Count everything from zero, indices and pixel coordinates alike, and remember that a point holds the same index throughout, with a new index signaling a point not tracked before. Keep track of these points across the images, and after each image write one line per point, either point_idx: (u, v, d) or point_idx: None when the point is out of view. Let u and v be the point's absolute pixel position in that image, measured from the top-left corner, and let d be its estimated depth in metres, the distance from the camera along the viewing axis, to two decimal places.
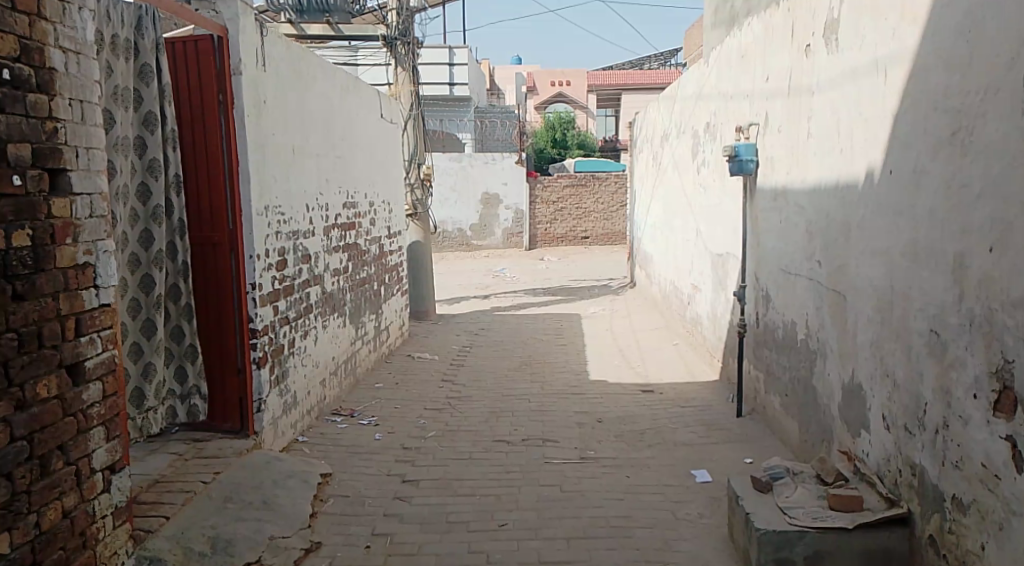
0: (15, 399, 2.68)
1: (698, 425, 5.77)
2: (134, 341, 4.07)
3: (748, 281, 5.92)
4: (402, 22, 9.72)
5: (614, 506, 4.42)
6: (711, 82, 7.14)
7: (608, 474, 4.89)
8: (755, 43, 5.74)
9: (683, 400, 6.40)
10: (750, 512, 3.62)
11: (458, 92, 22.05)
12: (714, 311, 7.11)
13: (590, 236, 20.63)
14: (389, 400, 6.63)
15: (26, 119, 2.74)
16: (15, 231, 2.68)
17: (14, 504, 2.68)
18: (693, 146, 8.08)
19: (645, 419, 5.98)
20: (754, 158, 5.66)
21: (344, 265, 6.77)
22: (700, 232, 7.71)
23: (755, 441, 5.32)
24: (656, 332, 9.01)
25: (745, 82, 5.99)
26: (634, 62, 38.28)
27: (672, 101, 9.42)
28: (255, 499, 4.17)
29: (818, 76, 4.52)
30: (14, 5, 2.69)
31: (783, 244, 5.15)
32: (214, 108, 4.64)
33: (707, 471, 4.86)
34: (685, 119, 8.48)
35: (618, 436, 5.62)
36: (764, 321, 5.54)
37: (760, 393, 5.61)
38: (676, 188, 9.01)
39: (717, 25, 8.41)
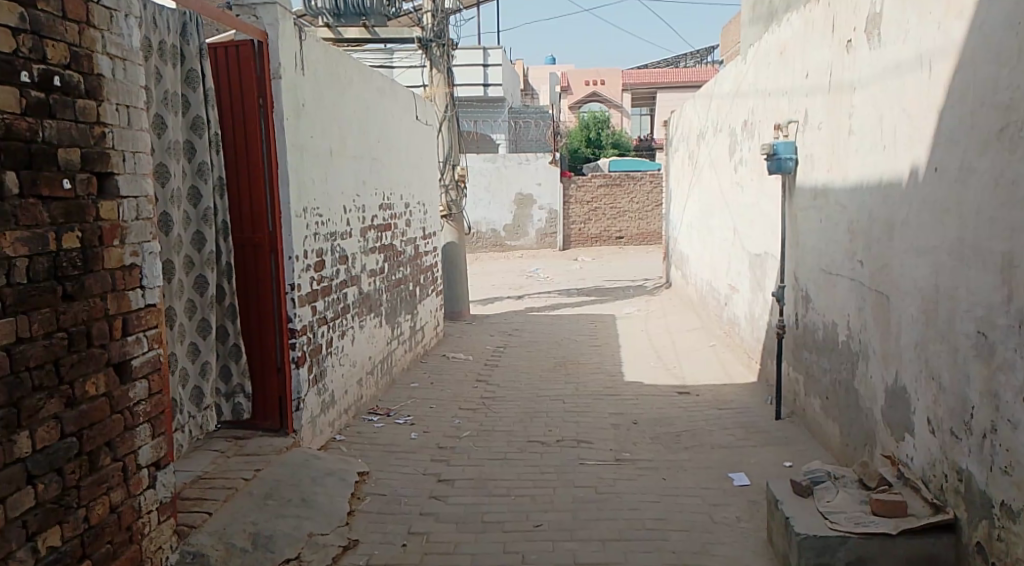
0: (65, 396, 2.75)
1: (736, 427, 5.74)
2: (191, 341, 4.17)
3: (787, 281, 5.87)
4: (438, 24, 9.79)
5: (651, 508, 4.42)
6: (749, 79, 7.10)
7: (644, 477, 4.88)
8: (794, 40, 5.70)
9: (720, 402, 6.38)
10: (790, 517, 3.61)
11: (492, 93, 22.13)
12: (752, 312, 7.06)
13: (625, 236, 20.53)
14: (424, 400, 6.69)
15: (76, 125, 2.82)
16: (66, 233, 2.76)
17: (65, 498, 2.76)
18: (730, 145, 8.04)
19: (681, 421, 5.96)
20: (794, 156, 5.60)
21: (380, 266, 6.84)
22: (738, 232, 7.65)
23: (794, 444, 5.28)
24: (692, 333, 8.97)
25: (784, 79, 5.94)
26: (669, 61, 38.11)
27: (707, 99, 9.37)
28: (294, 496, 4.24)
29: (860, 71, 4.48)
30: (64, 13, 2.77)
31: (824, 244, 5.10)
32: (254, 111, 4.72)
33: (744, 474, 4.84)
34: (722, 117, 8.44)
35: (654, 438, 5.61)
36: (804, 322, 5.49)
37: (800, 395, 5.57)
38: (713, 187, 8.97)
39: (755, 21, 8.36)
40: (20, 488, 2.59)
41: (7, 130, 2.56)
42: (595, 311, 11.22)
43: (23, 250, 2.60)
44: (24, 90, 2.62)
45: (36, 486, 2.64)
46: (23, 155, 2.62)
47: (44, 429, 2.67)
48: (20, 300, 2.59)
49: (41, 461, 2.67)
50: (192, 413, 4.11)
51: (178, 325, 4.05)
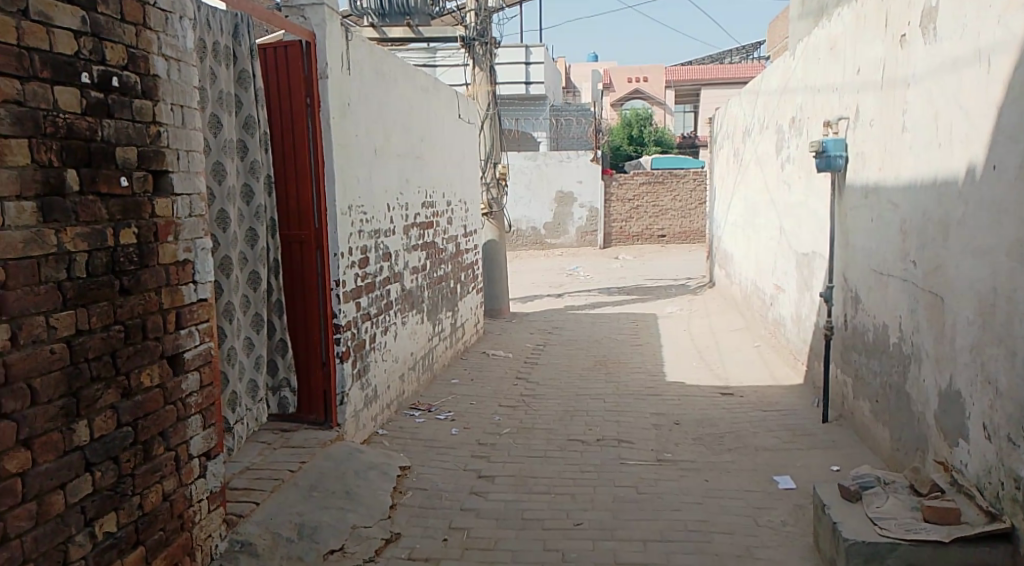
0: (122, 386, 2.83)
1: (781, 429, 5.70)
2: (247, 336, 4.29)
3: (836, 281, 5.81)
4: (480, 22, 9.87)
5: (693, 510, 4.41)
6: (798, 75, 7.03)
7: (687, 478, 4.88)
8: (845, 35, 5.64)
9: (764, 404, 6.33)
10: (838, 521, 3.58)
11: (534, 91, 22.18)
12: (798, 313, 7.00)
13: (667, 234, 20.39)
14: (465, 396, 6.75)
15: (134, 124, 2.90)
16: (123, 229, 2.83)
17: (120, 486, 2.83)
18: (778, 141, 7.97)
19: (724, 422, 5.93)
20: (843, 154, 5.54)
21: (422, 263, 6.91)
22: (785, 231, 7.57)
23: (841, 447, 5.22)
24: (735, 333, 8.92)
25: (834, 74, 5.88)
26: (714, 57, 37.77)
27: (754, 95, 9.29)
28: (339, 489, 4.33)
29: (914, 67, 4.42)
30: (123, 16, 2.85)
31: (875, 243, 5.05)
32: (302, 110, 4.81)
33: (790, 477, 4.81)
34: (769, 114, 8.36)
35: (697, 439, 5.60)
36: (853, 323, 5.44)
37: (848, 398, 5.51)
38: (759, 186, 8.88)
39: (804, 16, 8.26)
40: (80, 474, 2.66)
41: (68, 129, 2.63)
42: (636, 310, 11.19)
43: (82, 246, 2.66)
44: (84, 91, 2.69)
45: (94, 473, 2.71)
46: (84, 153, 2.68)
47: (102, 418, 2.74)
48: (80, 293, 2.65)
49: (99, 449, 2.73)
50: (247, 406, 4.23)
51: (236, 320, 4.15)
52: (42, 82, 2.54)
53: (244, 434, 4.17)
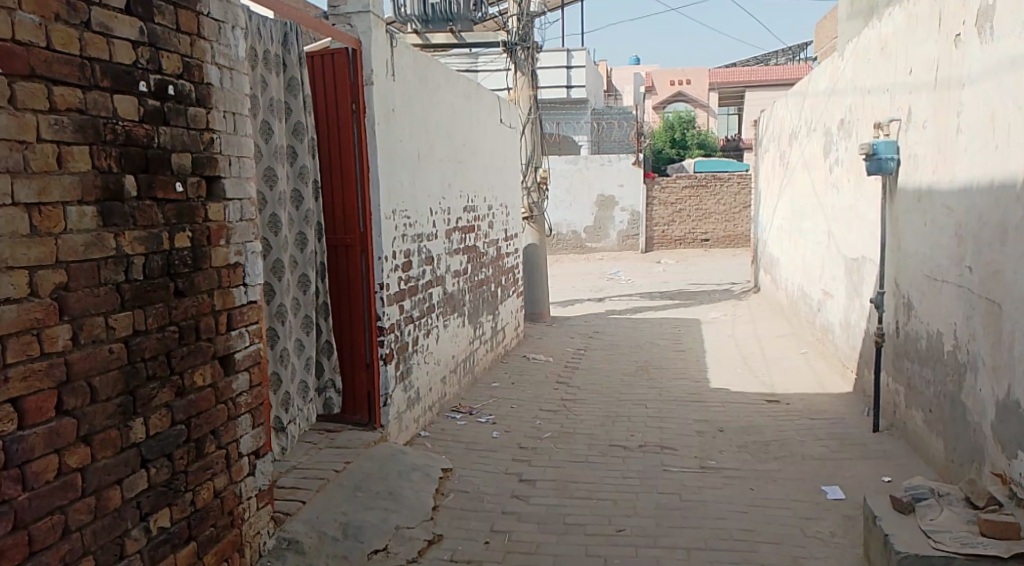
0: (176, 386, 2.91)
1: (829, 438, 5.64)
2: (298, 338, 4.38)
3: (887, 288, 5.74)
4: (522, 27, 9.92)
5: (738, 518, 4.40)
6: (847, 76, 6.95)
7: (731, 486, 4.85)
8: (896, 35, 5.58)
9: (811, 412, 6.28)
10: (891, 534, 3.54)
11: (576, 95, 22.22)
12: (848, 320, 6.92)
13: (711, 238, 20.14)
14: (507, 400, 6.80)
15: (188, 131, 2.98)
16: (178, 233, 2.91)
17: (174, 482, 2.92)
18: (826, 144, 7.90)
19: (770, 430, 5.89)
20: (895, 156, 5.47)
21: (464, 267, 6.97)
22: (834, 235, 7.50)
23: (892, 458, 5.15)
24: (781, 340, 8.83)
25: (885, 75, 5.81)
26: (760, 59, 37.43)
27: (801, 97, 9.21)
28: (382, 489, 4.39)
29: (969, 67, 4.36)
30: (178, 27, 2.94)
31: (928, 247, 4.99)
32: (348, 116, 4.89)
33: (839, 488, 4.76)
34: (817, 116, 8.28)
35: (742, 446, 5.56)
36: (905, 329, 5.37)
37: (900, 407, 5.43)
38: (807, 189, 8.80)
39: (854, 16, 8.17)
40: (136, 470, 2.74)
41: (127, 136, 2.70)
42: (679, 315, 11.12)
43: (140, 249, 2.74)
44: (142, 99, 2.76)
45: (149, 469, 2.79)
46: (142, 159, 2.76)
47: (157, 416, 2.82)
48: (138, 296, 2.73)
49: (154, 447, 2.81)
50: (297, 406, 4.31)
51: (288, 322, 4.24)
52: (103, 91, 2.60)
53: (296, 434, 4.26)
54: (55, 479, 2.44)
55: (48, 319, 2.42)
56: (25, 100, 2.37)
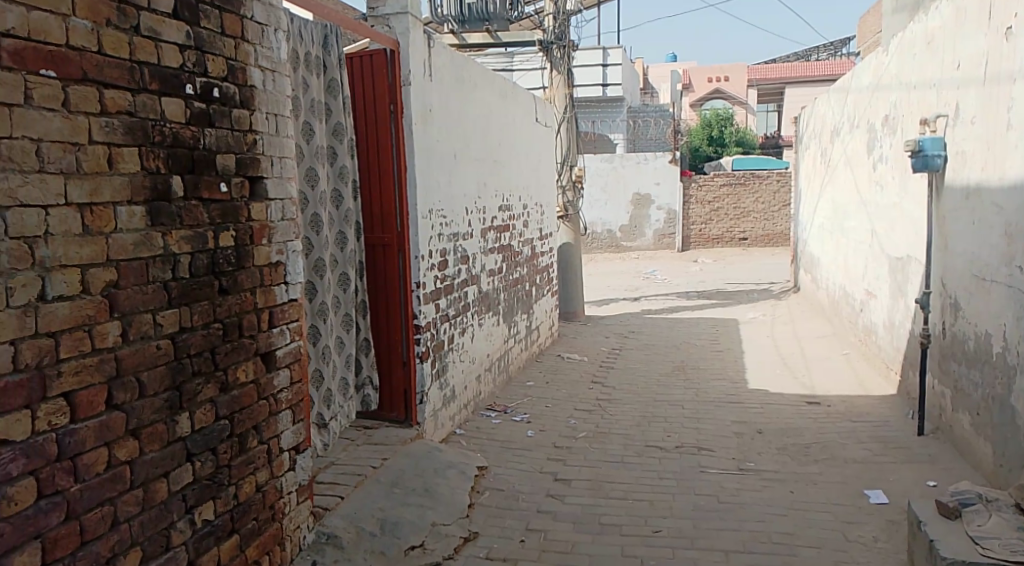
0: (220, 382, 2.98)
1: (872, 441, 5.58)
2: (338, 336, 4.45)
3: (933, 287, 5.68)
4: (557, 26, 9.93)
5: (777, 521, 4.37)
6: (891, 72, 6.86)
7: (771, 488, 4.83)
8: (943, 29, 5.50)
9: (852, 414, 6.21)
10: (936, 539, 3.51)
11: (612, 93, 22.17)
12: (892, 320, 6.83)
13: (749, 237, 19.98)
14: (541, 399, 6.82)
15: (232, 133, 3.04)
16: (222, 233, 2.98)
17: (218, 476, 2.98)
18: (869, 141, 7.80)
19: (810, 433, 5.84)
20: (942, 153, 5.40)
21: (499, 265, 7.00)
22: (877, 234, 7.42)
23: (936, 462, 5.09)
24: (822, 340, 8.75)
25: (931, 70, 5.74)
26: (800, 55, 37.00)
27: (843, 93, 9.11)
28: (417, 486, 4.43)
29: (1021, 61, 4.29)
30: (223, 30, 3.00)
31: (976, 247, 4.92)
32: (386, 117, 4.94)
33: (882, 492, 4.71)
34: (860, 113, 8.18)
35: (781, 449, 5.53)
36: (952, 330, 5.30)
37: (946, 410, 5.36)
38: (849, 187, 8.70)
39: (899, 9, 8.06)
40: (181, 463, 2.81)
41: (174, 138, 2.76)
42: (717, 315, 11.05)
43: (186, 248, 2.80)
44: (188, 101, 2.82)
45: (194, 463, 2.86)
46: (188, 160, 2.82)
47: (202, 411, 2.89)
48: (184, 294, 2.80)
49: (199, 441, 2.88)
50: (337, 403, 4.38)
51: (329, 320, 4.31)
52: (152, 94, 2.67)
53: (337, 430, 4.34)
54: (105, 472, 2.51)
55: (100, 316, 2.48)
56: (79, 103, 2.42)
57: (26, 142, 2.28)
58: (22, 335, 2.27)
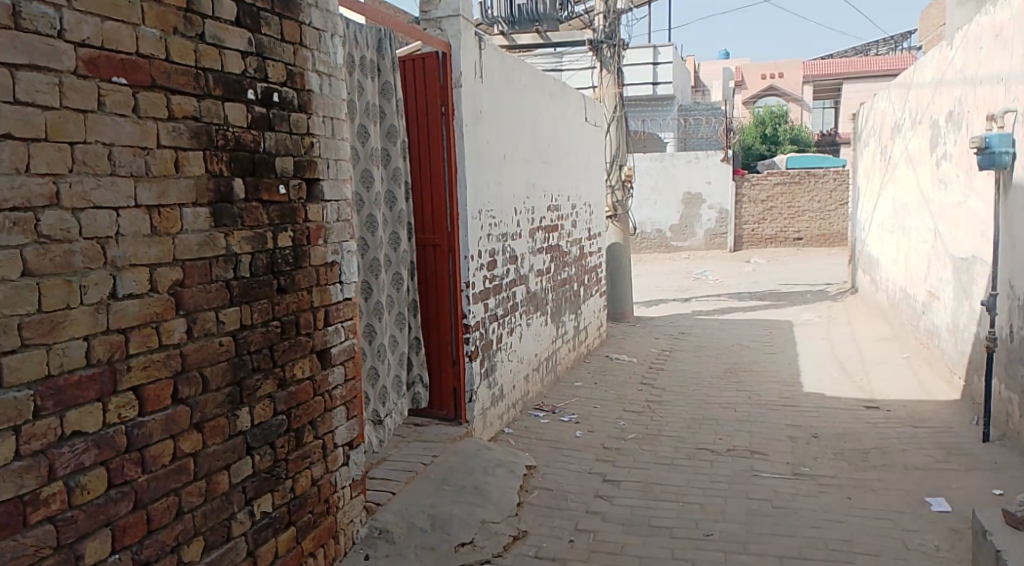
0: (278, 378, 3.07)
1: (934, 447, 5.49)
2: (391, 334, 4.53)
3: (1000, 288, 5.56)
4: (608, 25, 9.95)
5: (832, 528, 4.33)
6: (956, 66, 6.73)
7: (827, 494, 4.78)
8: (1012, 22, 5.37)
9: (914, 420, 6.11)
10: (1002, 550, 3.44)
11: (662, 92, 22.04)
12: (955, 323, 6.70)
13: (804, 237, 19.73)
14: (589, 399, 6.84)
15: (291, 136, 3.13)
16: (281, 233, 3.07)
17: (276, 469, 3.08)
18: (932, 138, 7.65)
19: (868, 438, 5.77)
20: (1011, 149, 5.24)
21: (547, 265, 7.04)
22: (940, 233, 7.28)
23: (1001, 471, 4.98)
24: (882, 343, 8.61)
25: (999, 64, 5.61)
26: (859, 50, 36.34)
27: (905, 89, 8.94)
28: (468, 484, 4.49)
29: None
30: (283, 36, 3.09)
31: None
32: (436, 118, 5.02)
33: (944, 500, 4.63)
34: (923, 108, 8.03)
35: (837, 454, 5.47)
36: (1021, 334, 5.18)
37: (1014, 416, 5.24)
38: (911, 185, 8.54)
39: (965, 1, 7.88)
40: (242, 456, 2.90)
41: (236, 142, 2.86)
42: (770, 317, 10.93)
43: (247, 248, 2.90)
44: (250, 106, 2.91)
45: (254, 456, 2.95)
46: (249, 163, 2.91)
47: (262, 406, 2.98)
48: (245, 292, 2.89)
49: (259, 435, 2.98)
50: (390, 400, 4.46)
51: (383, 318, 4.40)
52: (215, 99, 2.76)
53: (391, 426, 4.44)
54: (170, 463, 2.61)
55: (166, 313, 2.58)
56: (148, 109, 2.52)
57: (100, 146, 2.37)
58: (95, 331, 2.37)
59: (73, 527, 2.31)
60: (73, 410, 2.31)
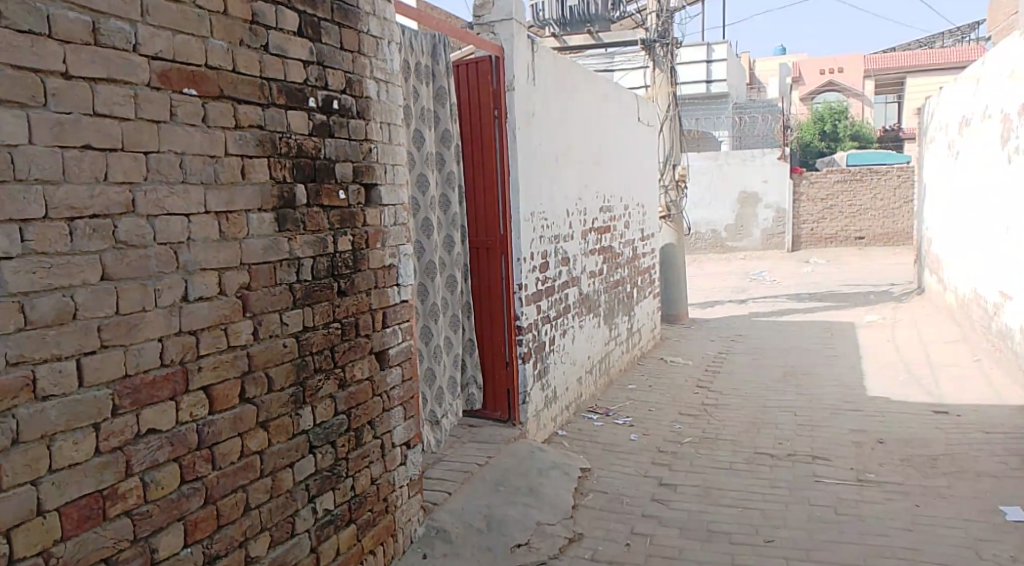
0: (338, 378, 3.14)
1: (1008, 454, 5.35)
2: (446, 336, 4.59)
3: None
4: (661, 24, 9.97)
5: (899, 536, 4.26)
6: None
7: (893, 501, 4.70)
8: None
9: (985, 425, 5.96)
10: None
11: (715, 90, 22.31)
12: None
13: (867, 236, 19.37)
14: (644, 402, 6.82)
15: (350, 143, 3.21)
16: (341, 237, 3.14)
17: (337, 467, 3.15)
18: (1004, 132, 7.45)
19: (937, 444, 5.65)
20: None
21: (600, 267, 7.05)
22: (1013, 230, 7.10)
23: None
24: (951, 346, 8.41)
25: None
26: (923, 42, 35.49)
27: (974, 83, 8.73)
28: (523, 486, 4.52)
29: None
30: (342, 45, 3.16)
31: None
32: (489, 122, 5.06)
33: (1018, 509, 4.52)
34: (993, 102, 7.83)
35: (904, 460, 5.37)
36: None
37: None
38: (981, 181, 8.32)
39: None
40: (304, 455, 2.98)
41: (299, 149, 2.94)
42: (831, 319, 10.75)
43: (309, 251, 2.97)
44: (311, 114, 3.00)
45: (316, 455, 3.03)
46: (310, 169, 2.99)
47: (324, 406, 3.06)
48: (307, 295, 2.97)
49: (320, 434, 3.05)
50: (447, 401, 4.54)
51: (439, 320, 4.46)
52: (279, 108, 2.84)
53: (447, 427, 4.50)
54: (237, 461, 2.69)
55: (234, 315, 2.67)
56: (216, 118, 2.61)
57: (172, 156, 2.47)
58: (168, 332, 2.46)
59: (149, 521, 2.40)
60: (148, 409, 2.41)
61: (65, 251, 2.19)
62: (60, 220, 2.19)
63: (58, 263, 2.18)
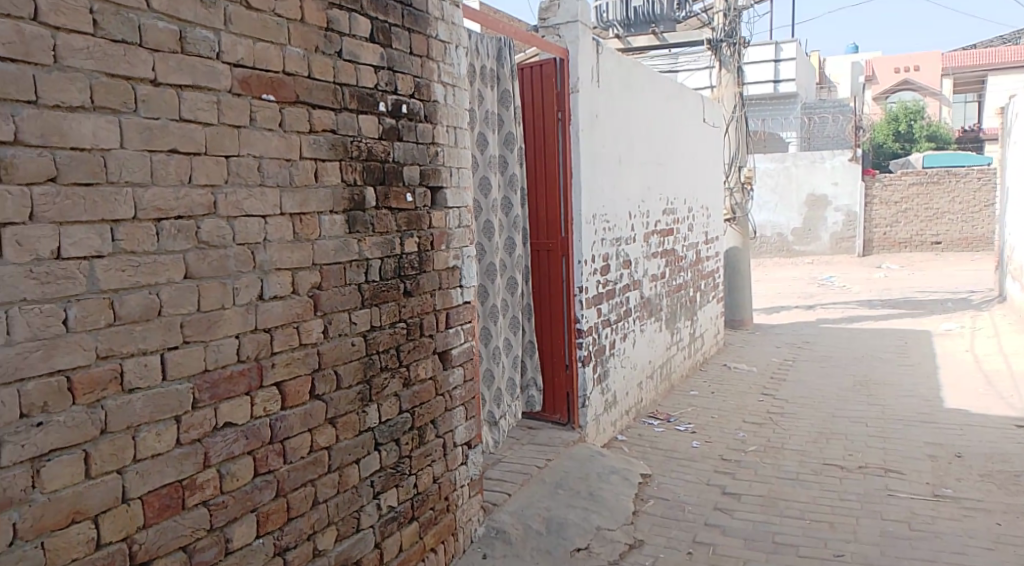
0: (403, 377, 3.20)
1: None
2: (506, 337, 4.64)
3: None
4: (728, 23, 9.79)
5: (977, 555, 4.15)
6: None
7: (972, 519, 4.58)
8: None
9: None
10: None
11: (784, 90, 21.85)
12: None
13: (943, 241, 18.86)
14: (706, 409, 6.77)
15: (418, 146, 3.27)
16: (408, 239, 3.20)
17: (401, 465, 3.21)
18: None
19: (1020, 460, 5.47)
20: None
21: (662, 270, 7.00)
22: None
23: None
24: None
25: None
26: (1007, 38, 34.31)
27: None
28: (583, 490, 4.54)
29: None
30: (412, 50, 3.23)
31: None
32: (553, 124, 5.09)
33: None
34: None
35: (984, 476, 5.22)
36: None
37: None
38: None
39: None
40: (370, 452, 3.05)
41: (369, 153, 3.01)
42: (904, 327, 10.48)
43: (377, 253, 3.04)
44: (381, 118, 3.06)
45: (381, 452, 3.10)
46: (379, 172, 3.06)
47: (389, 404, 3.13)
48: (375, 295, 3.04)
49: (385, 431, 3.12)
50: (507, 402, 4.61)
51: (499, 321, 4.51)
52: (351, 112, 2.92)
53: (505, 427, 4.54)
54: (308, 455, 2.78)
55: (305, 314, 2.74)
56: (293, 123, 2.69)
57: (251, 159, 2.56)
58: (244, 330, 2.55)
59: (224, 512, 2.49)
60: (226, 402, 2.49)
61: (152, 250, 2.29)
62: (148, 221, 2.28)
63: (145, 262, 2.27)
